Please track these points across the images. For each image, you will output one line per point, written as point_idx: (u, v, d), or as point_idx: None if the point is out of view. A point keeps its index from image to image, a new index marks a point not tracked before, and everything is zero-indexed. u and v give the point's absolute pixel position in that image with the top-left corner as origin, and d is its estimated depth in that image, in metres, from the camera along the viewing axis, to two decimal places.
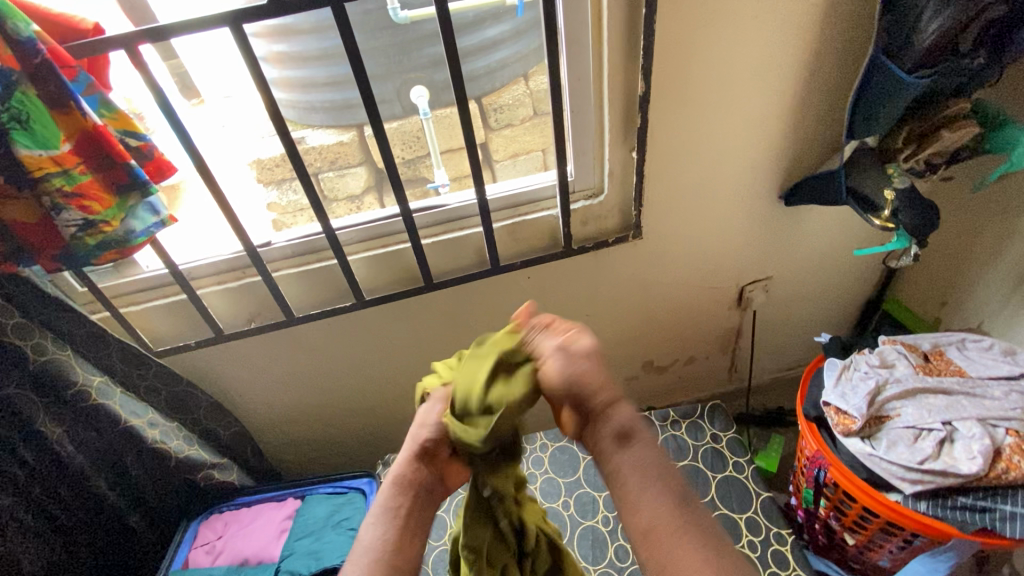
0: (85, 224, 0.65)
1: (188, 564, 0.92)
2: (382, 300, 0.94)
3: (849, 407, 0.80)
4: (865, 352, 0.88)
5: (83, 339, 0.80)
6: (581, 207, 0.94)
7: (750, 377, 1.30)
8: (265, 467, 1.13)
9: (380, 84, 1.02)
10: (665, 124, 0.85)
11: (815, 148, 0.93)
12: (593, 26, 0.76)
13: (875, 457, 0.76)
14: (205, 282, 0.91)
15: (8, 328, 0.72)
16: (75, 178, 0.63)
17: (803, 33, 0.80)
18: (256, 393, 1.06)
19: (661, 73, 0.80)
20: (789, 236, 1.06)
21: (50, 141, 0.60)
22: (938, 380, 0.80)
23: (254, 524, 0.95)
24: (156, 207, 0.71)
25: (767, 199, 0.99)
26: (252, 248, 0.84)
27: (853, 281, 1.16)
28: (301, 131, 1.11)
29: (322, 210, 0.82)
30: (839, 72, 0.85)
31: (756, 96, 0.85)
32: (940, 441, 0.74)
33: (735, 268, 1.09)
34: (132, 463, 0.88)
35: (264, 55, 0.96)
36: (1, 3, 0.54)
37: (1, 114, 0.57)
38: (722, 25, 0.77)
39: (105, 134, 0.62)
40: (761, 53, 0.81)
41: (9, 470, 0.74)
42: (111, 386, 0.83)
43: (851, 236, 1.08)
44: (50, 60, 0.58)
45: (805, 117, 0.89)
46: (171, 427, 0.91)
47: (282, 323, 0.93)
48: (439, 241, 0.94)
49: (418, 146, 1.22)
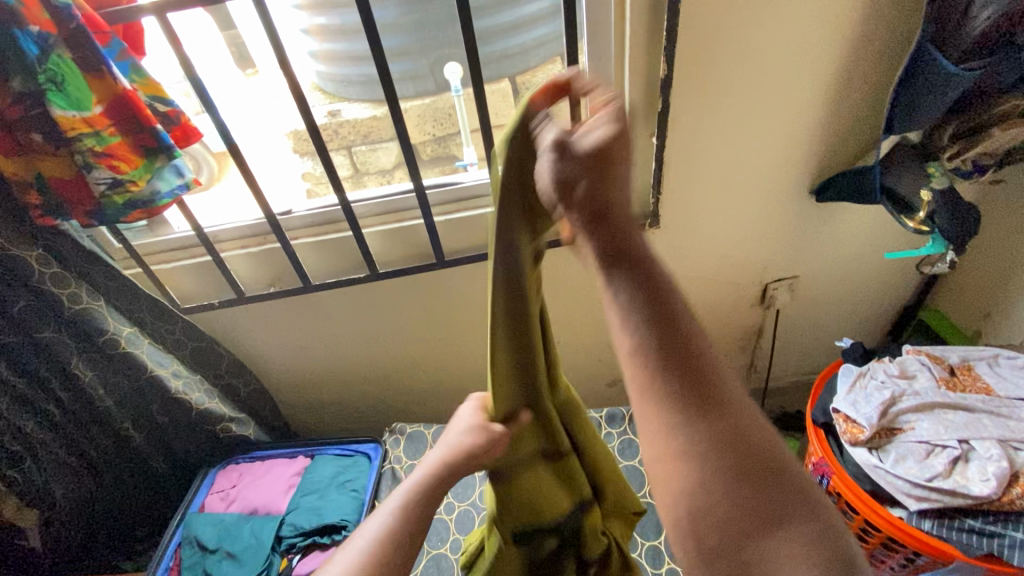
0: (113, 182, 0.70)
1: (204, 508, 0.99)
2: (395, 274, 0.96)
3: (858, 417, 0.77)
4: (885, 361, 0.84)
5: (115, 291, 0.86)
6: None
7: (769, 377, 1.27)
8: (282, 425, 1.19)
9: (410, 61, 1.02)
10: (689, 110, 0.82)
11: (853, 140, 0.88)
12: (616, 4, 0.74)
13: (880, 469, 0.73)
14: (230, 246, 0.96)
15: (46, 277, 0.77)
16: (105, 139, 0.67)
17: (846, 15, 0.75)
18: (275, 355, 1.11)
19: (685, 56, 0.76)
20: (819, 234, 1.01)
21: (83, 103, 0.64)
22: (961, 396, 0.76)
23: (266, 477, 1.01)
24: (181, 170, 0.75)
25: (796, 195, 0.95)
26: (272, 217, 0.87)
27: (887, 285, 1.11)
28: (336, 104, 1.14)
29: (338, 182, 0.84)
30: (884, 60, 0.79)
31: (791, 83, 0.81)
32: (953, 459, 0.71)
33: (759, 264, 1.05)
34: (157, 410, 0.95)
35: (305, 29, 0.97)
36: None
37: (40, 76, 0.61)
38: (755, 6, 0.73)
39: (133, 98, 0.66)
40: (796, 37, 0.76)
41: (45, 404, 0.84)
42: (140, 336, 0.89)
43: (886, 238, 1.02)
44: (84, 26, 0.62)
45: (844, 108, 0.84)
46: (194, 379, 0.97)
47: (299, 290, 0.97)
48: (451, 219, 0.95)
49: (450, 123, 1.20)
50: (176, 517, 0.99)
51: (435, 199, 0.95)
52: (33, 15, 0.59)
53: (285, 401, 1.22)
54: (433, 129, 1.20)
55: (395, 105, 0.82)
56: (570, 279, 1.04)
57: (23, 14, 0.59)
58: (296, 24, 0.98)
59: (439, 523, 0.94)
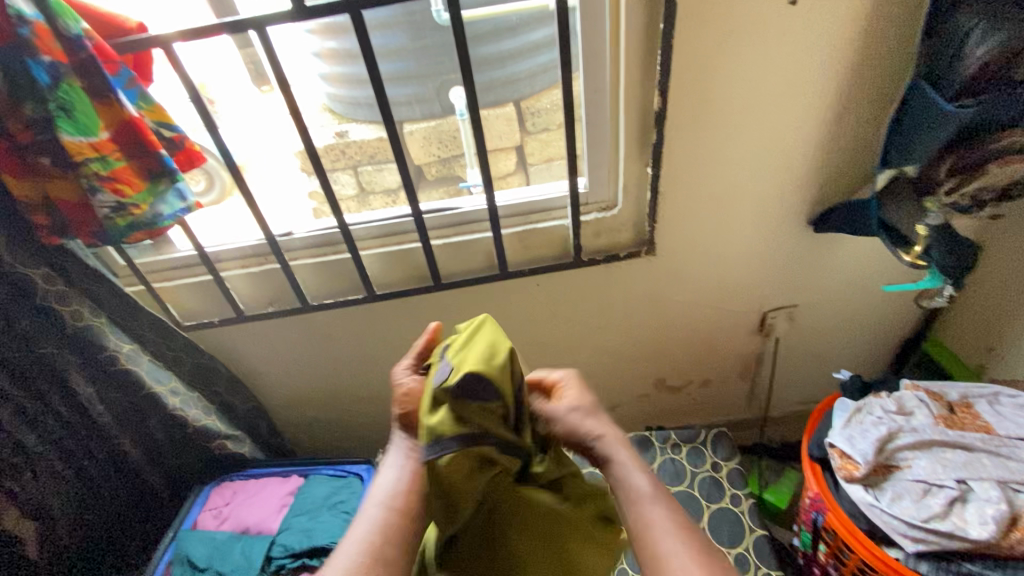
0: (117, 206, 0.72)
1: (197, 525, 1.00)
2: (392, 296, 0.97)
3: (853, 452, 0.76)
4: (883, 396, 0.83)
5: (117, 308, 0.88)
6: (592, 219, 0.93)
7: (770, 406, 1.25)
8: (279, 442, 1.20)
9: (415, 85, 1.04)
10: (685, 142, 0.83)
11: (850, 173, 0.88)
12: (611, 38, 0.76)
13: (876, 508, 0.72)
14: (231, 265, 0.97)
15: (51, 295, 0.79)
16: (111, 164, 0.69)
17: (841, 51, 0.75)
18: (275, 373, 1.12)
19: (680, 89, 0.78)
20: (818, 264, 1.00)
21: (90, 129, 0.66)
22: (960, 435, 0.75)
23: (259, 495, 1.01)
24: (184, 193, 0.76)
25: (794, 225, 0.95)
26: (273, 239, 0.89)
27: (889, 316, 1.09)
28: (344, 125, 1.15)
29: (337, 206, 0.86)
30: (878, 94, 0.80)
31: (785, 117, 0.81)
32: (951, 500, 0.69)
33: (758, 293, 1.04)
34: (154, 425, 0.96)
35: (317, 51, 1.00)
36: (57, 4, 0.62)
37: (51, 102, 0.64)
38: (749, 43, 0.74)
39: (138, 124, 0.69)
40: (790, 73, 0.77)
41: (46, 419, 0.85)
42: (140, 353, 0.91)
43: (887, 269, 1.01)
44: (94, 54, 0.65)
45: (840, 141, 0.84)
46: (192, 396, 0.98)
47: (298, 310, 0.98)
48: (449, 243, 0.96)
49: (455, 146, 1.21)
50: (168, 534, 0.99)
51: (433, 223, 0.96)
52: (45, 46, 0.62)
53: (284, 419, 1.22)
54: (438, 151, 1.22)
55: (397, 131, 0.83)
56: (567, 305, 1.04)
57: (36, 45, 0.62)
58: (307, 47, 1.00)
59: None
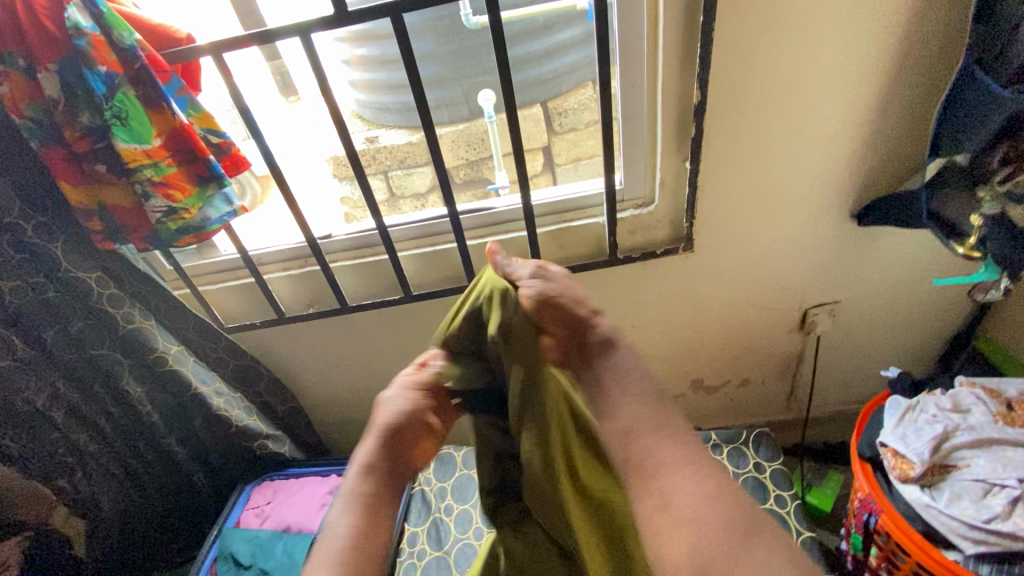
0: (168, 211, 0.74)
1: (240, 523, 1.02)
2: (428, 295, 0.98)
3: (908, 452, 0.74)
4: (936, 393, 0.80)
5: (164, 311, 0.91)
6: (628, 216, 0.92)
7: (809, 406, 1.22)
8: (316, 443, 1.22)
9: (445, 88, 1.04)
10: (723, 136, 0.82)
11: (895, 164, 0.86)
12: (649, 32, 0.75)
13: (933, 509, 0.70)
14: (272, 268, 1.00)
15: (104, 297, 0.81)
16: (162, 169, 0.71)
17: (886, 37, 0.73)
18: (312, 374, 1.14)
19: (720, 82, 0.77)
20: (861, 259, 0.98)
21: (144, 137, 0.69)
22: (1021, 433, 0.72)
23: (299, 495, 1.02)
24: (230, 198, 0.78)
25: (836, 219, 0.92)
26: (314, 241, 0.91)
27: (935, 312, 1.06)
28: (374, 131, 1.16)
29: (376, 208, 0.87)
30: (926, 82, 0.77)
31: (828, 107, 0.79)
32: (1014, 500, 0.67)
33: (798, 290, 1.02)
34: (199, 426, 0.98)
35: (347, 59, 1.01)
36: (112, 16, 0.65)
37: (106, 111, 0.66)
38: (791, 32, 0.72)
39: (189, 131, 0.70)
40: (833, 61, 0.75)
41: (96, 420, 0.88)
42: (186, 355, 0.93)
43: (933, 263, 0.98)
44: (146, 64, 0.67)
45: (885, 129, 0.82)
46: (234, 397, 1.00)
47: (336, 311, 0.99)
48: (484, 243, 0.96)
49: (483, 148, 1.23)
50: (213, 531, 1.02)
51: (467, 223, 0.96)
52: (102, 57, 0.64)
53: (320, 420, 1.24)
54: (466, 154, 1.24)
55: (432, 132, 0.84)
56: (602, 304, 1.03)
57: (92, 55, 0.64)
58: (339, 55, 1.02)
59: (469, 548, 0.94)
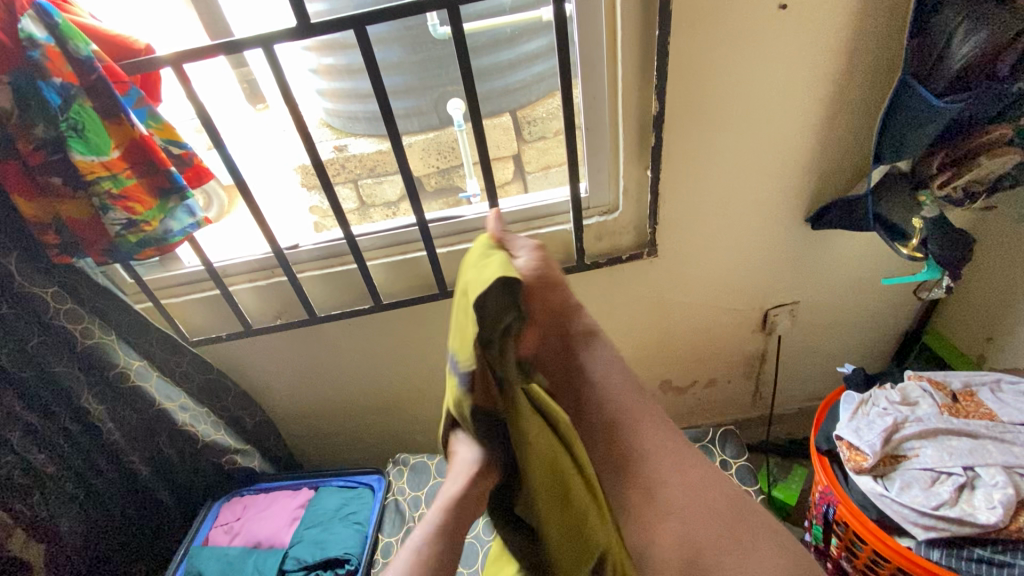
0: (128, 223, 0.73)
1: (208, 541, 0.99)
2: (398, 304, 0.98)
3: (861, 444, 0.77)
4: (887, 387, 0.85)
5: (124, 325, 0.89)
6: (594, 223, 0.94)
7: (774, 403, 1.26)
8: (287, 456, 1.20)
9: (413, 98, 1.05)
10: (682, 144, 0.85)
11: (845, 170, 0.90)
12: (608, 45, 0.78)
13: (886, 498, 0.73)
14: (238, 279, 0.98)
15: (60, 313, 0.79)
16: (122, 181, 0.70)
17: (831, 51, 0.78)
18: (282, 386, 1.12)
19: (676, 93, 0.79)
20: (817, 261, 1.02)
21: (101, 148, 0.68)
22: (964, 422, 0.76)
23: (270, 509, 1.01)
24: (192, 209, 0.77)
25: (792, 223, 0.96)
26: (280, 252, 0.90)
27: (887, 309, 1.11)
28: (343, 140, 1.16)
29: (344, 218, 0.87)
30: (869, 92, 0.82)
31: (779, 118, 0.83)
32: (959, 487, 0.70)
33: (759, 291, 1.06)
34: (164, 442, 0.96)
35: (314, 67, 1.01)
36: (67, 27, 0.64)
37: (62, 123, 0.65)
38: (742, 46, 0.76)
39: (149, 142, 0.70)
40: (783, 74, 0.79)
41: (56, 440, 0.85)
42: (149, 369, 0.91)
43: (883, 263, 1.03)
44: (104, 76, 0.66)
45: (835, 136, 0.86)
46: (201, 412, 0.98)
47: (305, 322, 0.98)
48: (453, 251, 0.97)
49: (453, 157, 1.24)
50: (179, 551, 0.99)
51: (436, 232, 0.97)
52: (57, 69, 0.63)
53: (291, 432, 1.23)
54: (437, 162, 1.25)
55: (399, 143, 0.85)
56: None
57: (47, 67, 0.63)
58: (306, 64, 1.02)
59: None
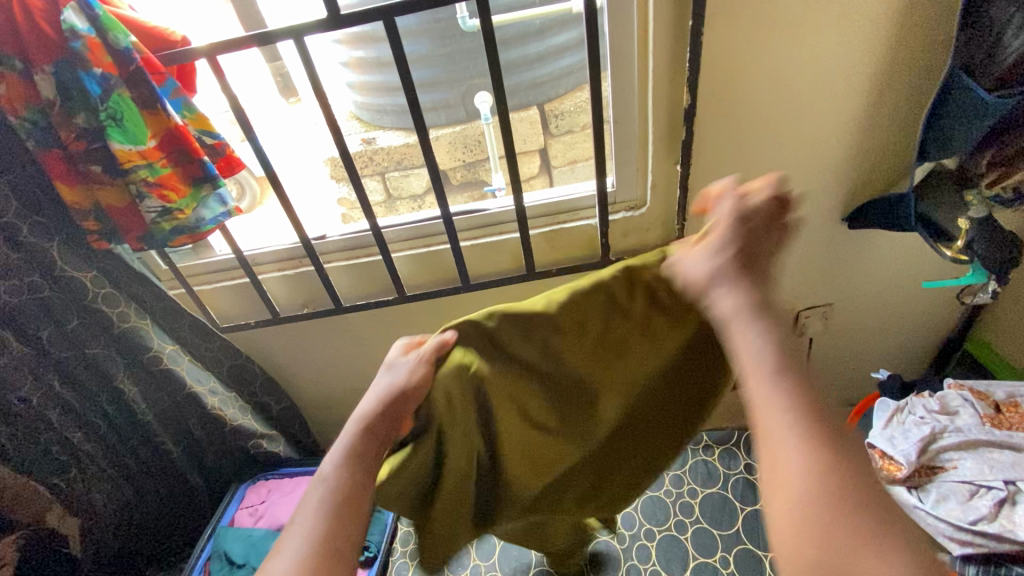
0: (163, 211, 0.75)
1: (234, 522, 1.03)
2: (421, 296, 0.98)
3: (895, 453, 0.74)
4: (924, 395, 0.81)
5: (158, 311, 0.91)
6: (620, 218, 0.93)
7: None
8: (311, 443, 1.22)
9: (441, 91, 1.05)
10: (714, 138, 0.82)
11: (886, 168, 0.86)
12: (639, 36, 0.76)
13: (920, 511, 0.70)
14: (267, 268, 1.00)
15: (99, 297, 0.82)
16: (157, 170, 0.72)
17: (876, 41, 0.74)
18: (308, 373, 1.15)
19: (709, 83, 0.77)
20: (852, 263, 0.98)
21: (137, 136, 0.70)
22: (1008, 434, 0.72)
23: (294, 494, 1.03)
24: (225, 199, 0.78)
25: (827, 223, 0.93)
26: (308, 241, 0.91)
27: (926, 314, 1.07)
28: (372, 132, 1.17)
29: (370, 209, 0.88)
30: (916, 83, 0.78)
31: (818, 111, 0.80)
32: (999, 502, 0.67)
33: (791, 292, 1.03)
34: (194, 424, 0.99)
35: (344, 60, 1.01)
36: (107, 19, 0.65)
37: (102, 113, 0.67)
38: (780, 36, 0.73)
39: (183, 133, 0.71)
40: (823, 66, 0.76)
41: (92, 419, 0.88)
42: (181, 354, 0.94)
43: (924, 266, 0.99)
44: (142, 67, 0.68)
45: (877, 132, 0.83)
46: (229, 396, 1.01)
47: (330, 312, 1.00)
48: (477, 244, 0.97)
49: (479, 150, 1.24)
50: (207, 529, 1.03)
51: (461, 225, 0.97)
52: (98, 59, 0.65)
53: (314, 420, 1.25)
54: (463, 155, 1.25)
55: (426, 135, 0.85)
56: None
57: (89, 58, 0.65)
58: (337, 56, 1.02)
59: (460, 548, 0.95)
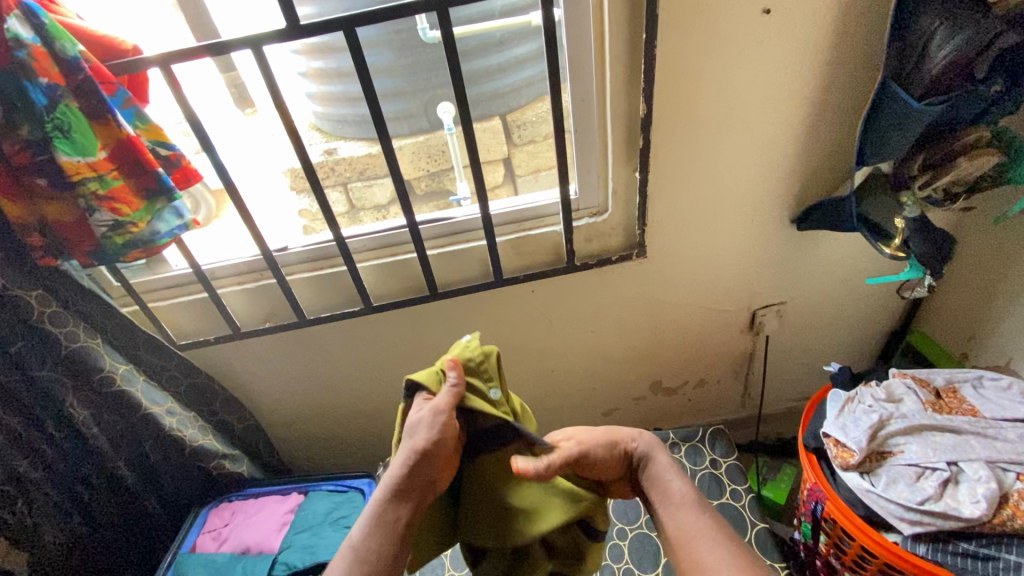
0: (115, 224, 0.73)
1: (195, 548, 0.97)
2: (387, 306, 0.98)
3: (848, 440, 0.78)
4: (873, 385, 0.86)
5: (112, 330, 0.88)
6: (584, 224, 0.95)
7: (763, 403, 1.27)
8: (276, 461, 1.19)
9: (403, 101, 1.05)
10: (670, 145, 0.86)
11: (830, 173, 0.92)
12: (596, 49, 0.79)
13: (873, 494, 0.74)
14: (227, 282, 0.98)
15: (45, 316, 0.78)
16: (108, 182, 0.70)
17: (815, 54, 0.79)
18: (272, 390, 1.12)
19: (664, 94, 0.80)
20: (803, 263, 1.04)
21: (87, 148, 0.67)
22: (948, 418, 0.78)
23: (259, 514, 1.00)
24: (180, 211, 0.77)
25: (778, 225, 0.98)
26: (269, 253, 0.89)
27: (871, 309, 1.13)
28: (332, 143, 1.15)
29: (334, 220, 0.87)
30: (853, 93, 0.83)
31: (765, 121, 0.85)
32: (944, 482, 0.72)
33: (748, 292, 1.07)
34: (151, 447, 0.95)
35: (303, 71, 1.00)
36: (52, 26, 0.63)
37: (47, 124, 0.65)
38: (727, 49, 0.77)
39: (136, 144, 0.69)
40: (769, 77, 0.80)
41: (40, 447, 0.83)
42: (135, 373, 0.90)
43: (867, 264, 1.05)
44: (91, 76, 0.65)
45: (819, 139, 0.88)
46: (188, 416, 0.97)
47: (295, 324, 0.98)
48: (444, 252, 0.97)
49: (443, 160, 1.24)
50: (167, 556, 0.97)
51: (427, 234, 0.97)
52: (43, 68, 0.63)
53: (279, 437, 1.22)
54: (427, 165, 1.25)
55: (389, 146, 0.85)
56: (562, 309, 1.05)
57: (33, 67, 0.62)
58: (295, 67, 1.01)
59: (434, 559, 0.94)
